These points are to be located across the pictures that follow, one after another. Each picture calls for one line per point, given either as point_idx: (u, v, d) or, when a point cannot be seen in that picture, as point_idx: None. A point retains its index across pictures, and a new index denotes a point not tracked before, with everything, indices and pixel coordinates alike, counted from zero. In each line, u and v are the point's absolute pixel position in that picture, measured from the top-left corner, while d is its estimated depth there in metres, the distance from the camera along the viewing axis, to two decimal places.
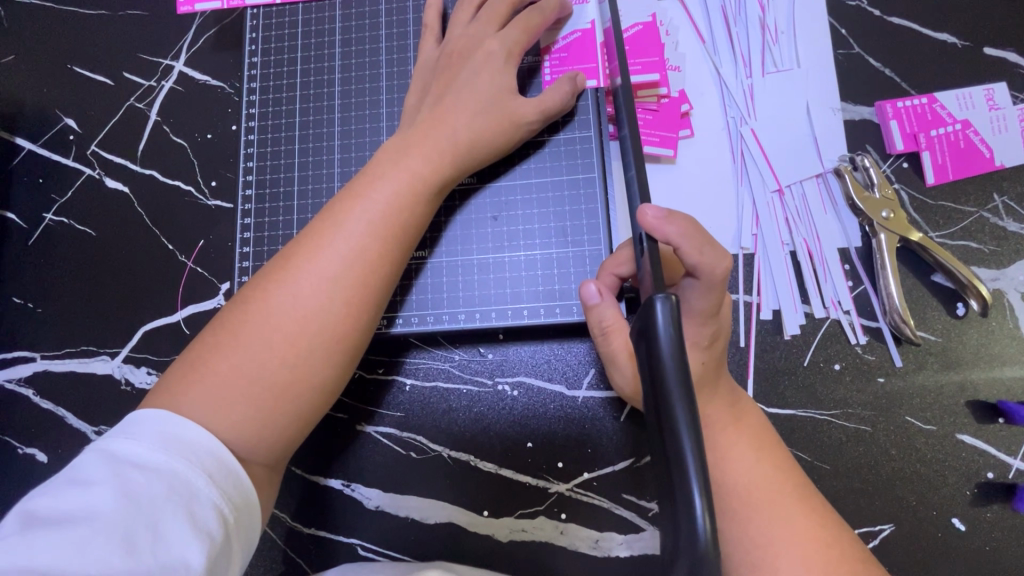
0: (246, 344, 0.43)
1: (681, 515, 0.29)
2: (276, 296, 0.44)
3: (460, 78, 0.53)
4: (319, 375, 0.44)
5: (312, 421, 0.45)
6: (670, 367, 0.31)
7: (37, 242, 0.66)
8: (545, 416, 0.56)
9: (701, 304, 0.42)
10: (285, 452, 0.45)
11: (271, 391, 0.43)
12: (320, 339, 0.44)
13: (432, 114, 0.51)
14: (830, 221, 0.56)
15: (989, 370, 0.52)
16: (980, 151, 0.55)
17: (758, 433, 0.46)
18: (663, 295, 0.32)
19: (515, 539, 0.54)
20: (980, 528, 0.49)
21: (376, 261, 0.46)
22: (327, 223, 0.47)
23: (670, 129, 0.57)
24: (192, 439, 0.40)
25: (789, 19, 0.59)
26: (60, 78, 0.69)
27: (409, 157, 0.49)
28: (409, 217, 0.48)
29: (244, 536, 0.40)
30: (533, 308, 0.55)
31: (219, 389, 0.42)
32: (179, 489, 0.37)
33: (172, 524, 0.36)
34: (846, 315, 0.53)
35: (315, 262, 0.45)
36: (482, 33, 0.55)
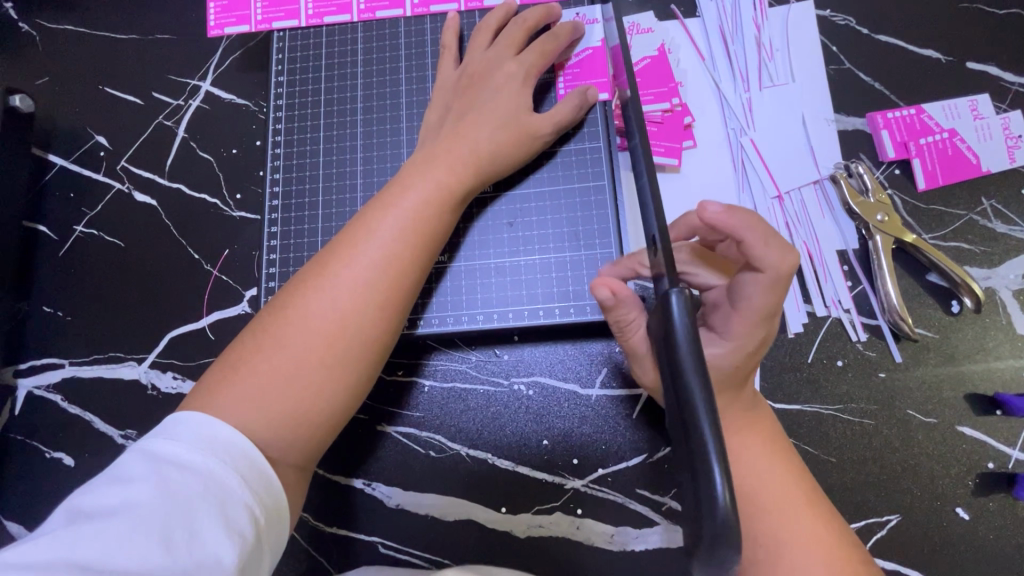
0: (283, 345, 0.45)
1: (700, 485, 0.29)
2: (313, 299, 0.47)
3: (478, 96, 0.57)
4: (351, 375, 0.47)
5: (344, 419, 0.48)
6: (687, 354, 0.33)
7: (68, 253, 0.69)
8: (560, 414, 0.58)
9: (756, 300, 0.40)
10: (315, 449, 0.47)
11: (308, 391, 0.45)
12: (353, 340, 0.47)
13: (455, 128, 0.55)
14: (828, 224, 0.59)
15: (986, 364, 0.54)
16: (967, 157, 0.58)
17: (769, 437, 0.47)
18: (679, 288, 0.34)
19: (533, 534, 0.56)
20: (984, 516, 0.51)
21: (406, 266, 0.49)
22: (359, 231, 0.49)
23: (675, 140, 0.60)
24: (227, 439, 0.41)
25: (783, 37, 0.63)
26: (93, 98, 0.73)
27: (434, 169, 0.52)
28: (436, 225, 0.51)
29: (273, 537, 0.42)
30: (548, 309, 0.57)
31: (258, 388, 0.44)
32: (214, 488, 0.39)
33: (207, 522, 0.38)
34: (847, 312, 0.56)
35: (350, 268, 0.48)
36: (499, 54, 0.59)
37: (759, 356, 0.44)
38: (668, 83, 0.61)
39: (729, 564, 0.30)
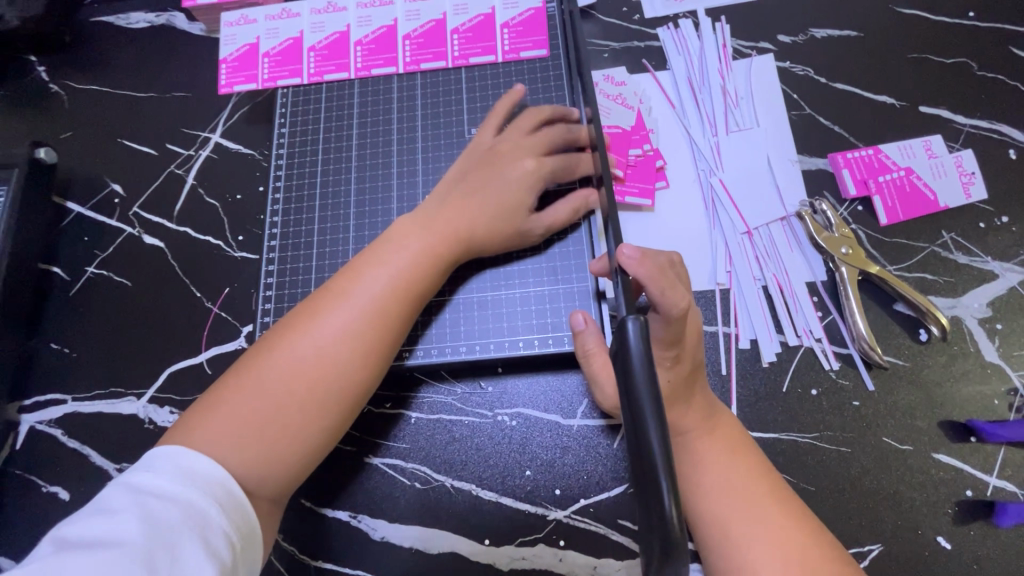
0: (262, 388, 0.48)
1: (651, 501, 0.32)
2: (298, 342, 0.49)
3: (493, 178, 0.60)
4: (324, 421, 0.49)
5: (313, 463, 0.50)
6: (641, 372, 0.35)
7: (79, 292, 0.73)
8: (542, 445, 0.59)
9: (662, 333, 0.45)
10: (288, 486, 0.49)
11: (282, 434, 0.47)
12: (330, 389, 0.49)
13: (458, 199, 0.59)
14: (796, 258, 0.61)
15: (959, 392, 0.55)
16: (925, 194, 0.61)
17: (734, 440, 0.51)
18: (636, 317, 0.38)
19: (516, 567, 0.56)
20: (966, 546, 0.51)
21: (391, 318, 0.52)
22: (352, 281, 0.53)
23: (647, 181, 0.65)
24: (207, 471, 0.43)
25: (746, 87, 0.68)
26: (112, 150, 0.79)
27: (431, 236, 0.56)
28: (423, 281, 0.55)
29: (248, 566, 0.43)
30: (528, 340, 0.60)
31: (236, 426, 0.46)
32: (195, 516, 0.41)
33: (188, 548, 0.39)
34: (818, 342, 0.58)
35: (337, 315, 0.51)
36: (524, 145, 0.62)
37: (684, 365, 0.48)
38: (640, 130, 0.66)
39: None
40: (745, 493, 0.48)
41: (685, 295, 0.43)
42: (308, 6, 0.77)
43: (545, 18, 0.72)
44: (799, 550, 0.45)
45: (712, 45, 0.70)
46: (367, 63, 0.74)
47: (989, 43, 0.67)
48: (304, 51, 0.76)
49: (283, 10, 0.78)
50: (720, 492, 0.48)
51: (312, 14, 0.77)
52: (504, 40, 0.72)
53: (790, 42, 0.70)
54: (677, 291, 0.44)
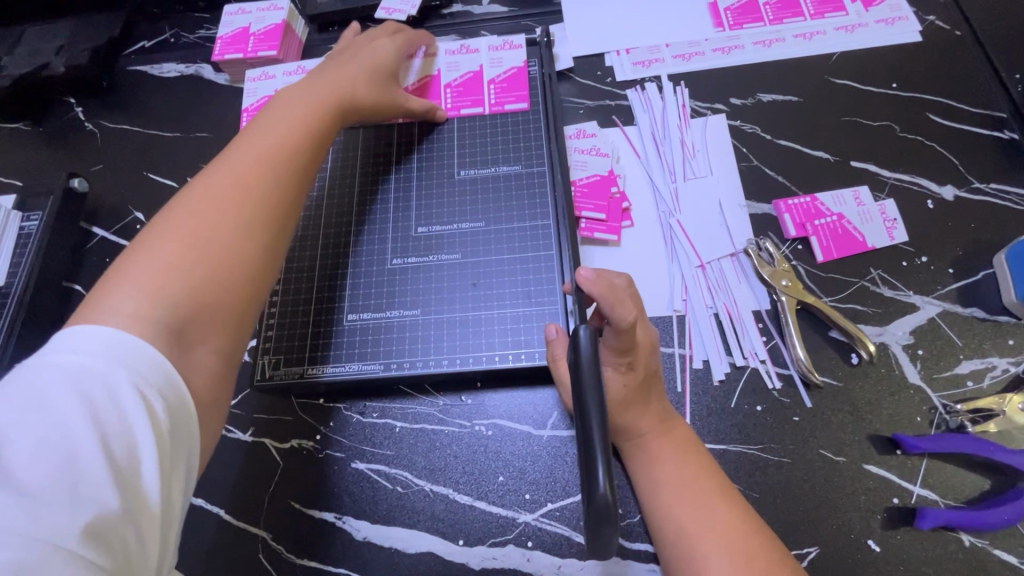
0: (185, 236, 0.52)
1: (588, 479, 0.38)
2: (207, 200, 0.55)
3: (352, 55, 0.75)
4: (262, 210, 0.57)
5: (269, 259, 0.57)
6: (588, 371, 0.43)
7: None
8: (515, 453, 0.65)
9: (614, 342, 0.53)
10: (239, 301, 0.53)
11: (217, 268, 0.52)
12: (256, 184, 0.57)
13: (315, 94, 0.68)
14: (744, 289, 0.69)
15: (886, 410, 0.61)
16: (855, 236, 0.70)
17: (686, 443, 0.57)
18: (586, 326, 0.46)
19: (487, 566, 0.60)
20: (894, 548, 0.56)
21: (294, 133, 0.63)
22: (236, 152, 0.60)
23: (615, 219, 0.73)
24: (146, 355, 0.44)
25: (702, 141, 0.78)
26: (138, 182, 0.88)
27: (320, 92, 0.69)
28: (317, 113, 0.66)
29: (187, 428, 0.45)
30: (504, 355, 0.66)
31: (165, 272, 0.50)
32: (112, 389, 0.41)
33: (116, 415, 0.41)
34: (763, 363, 0.65)
35: (237, 169, 0.58)
36: (376, 35, 0.80)
37: (639, 370, 0.56)
38: (608, 176, 0.76)
39: (610, 540, 0.37)
40: (695, 489, 0.54)
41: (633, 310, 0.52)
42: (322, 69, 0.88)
43: (527, 75, 0.82)
44: (742, 540, 0.51)
45: (673, 105, 0.81)
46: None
47: (910, 109, 0.78)
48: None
49: (299, 67, 0.89)
50: (671, 489, 0.54)
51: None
52: (490, 94, 0.81)
53: (740, 104, 0.81)
54: (626, 306, 0.52)
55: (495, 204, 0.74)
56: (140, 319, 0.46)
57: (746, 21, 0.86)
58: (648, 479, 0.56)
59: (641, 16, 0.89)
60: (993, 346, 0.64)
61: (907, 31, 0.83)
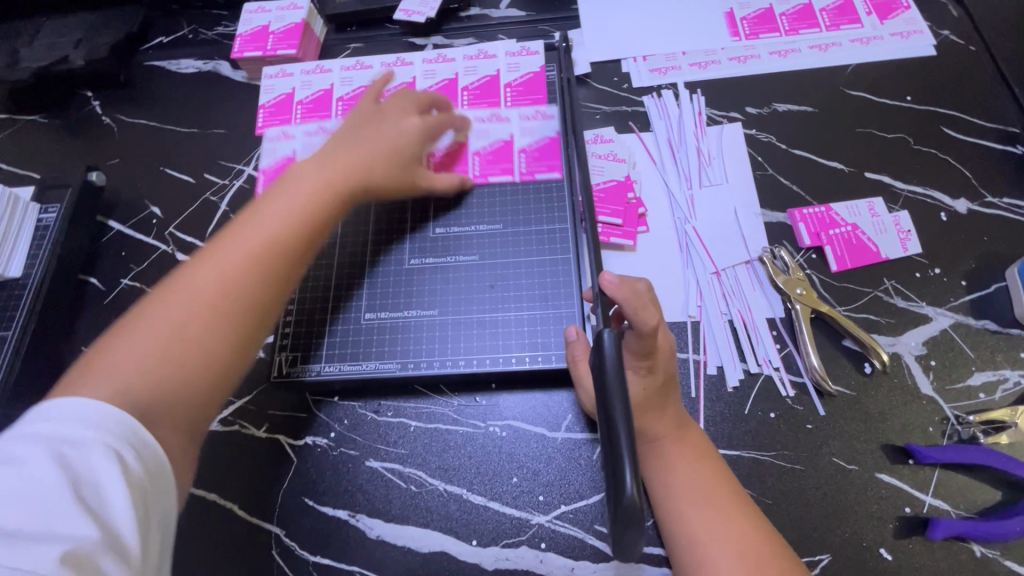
0: (156, 327, 0.49)
1: (614, 484, 0.38)
2: (191, 284, 0.52)
3: (378, 129, 0.70)
4: (239, 311, 0.52)
5: (238, 363, 0.52)
6: (613, 376, 0.43)
7: (112, 301, 0.80)
8: (529, 454, 0.65)
9: (636, 346, 0.54)
10: (200, 406, 0.50)
11: (179, 366, 0.49)
12: (235, 279, 0.53)
13: (338, 161, 0.64)
14: (759, 296, 0.70)
15: (899, 420, 0.62)
16: (869, 247, 0.70)
17: (700, 449, 0.57)
18: (611, 330, 0.46)
19: (500, 566, 0.61)
20: (906, 557, 0.57)
21: (300, 220, 0.58)
22: (237, 231, 0.56)
23: (631, 225, 0.74)
24: (112, 413, 0.43)
25: (717, 148, 0.79)
26: (154, 177, 0.88)
27: (341, 164, 0.64)
28: (331, 198, 0.61)
29: (168, 499, 0.44)
30: (521, 357, 0.67)
31: (131, 364, 0.47)
32: (100, 452, 0.41)
33: (102, 478, 0.40)
34: (777, 370, 0.65)
35: (229, 253, 0.54)
36: (404, 106, 0.73)
37: (659, 373, 0.56)
38: (624, 182, 0.76)
39: (635, 544, 0.37)
40: (707, 496, 0.54)
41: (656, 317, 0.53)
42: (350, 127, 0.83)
43: (544, 80, 0.82)
44: (754, 548, 0.51)
45: (689, 112, 0.82)
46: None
47: (924, 122, 0.79)
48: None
49: (319, 127, 0.83)
50: (684, 495, 0.55)
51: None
52: (520, 163, 0.77)
53: (755, 113, 0.81)
54: (648, 312, 0.53)
55: (507, 207, 0.75)
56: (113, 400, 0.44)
57: (762, 31, 0.87)
58: (660, 484, 0.56)
59: (658, 24, 0.90)
60: (1005, 359, 0.64)
61: (922, 45, 0.84)
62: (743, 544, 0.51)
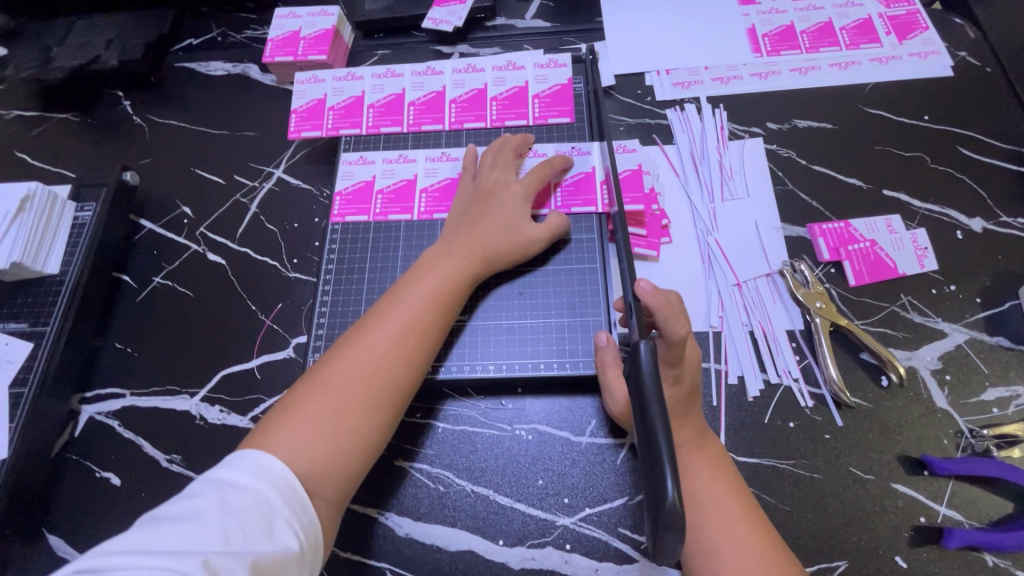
0: (318, 409, 0.54)
1: (655, 489, 0.40)
2: (347, 369, 0.57)
3: (493, 206, 0.71)
4: (384, 400, 0.57)
5: (377, 448, 0.56)
6: (651, 386, 0.45)
7: (144, 299, 0.82)
8: (554, 457, 0.67)
9: (666, 353, 0.55)
10: (345, 489, 0.54)
11: (333, 463, 0.53)
12: (383, 382, 0.57)
13: (465, 237, 0.68)
14: (779, 308, 0.72)
15: (914, 432, 0.64)
16: (886, 263, 0.72)
17: (717, 459, 0.59)
18: (648, 342, 0.47)
19: (526, 566, 0.63)
20: (920, 565, 0.59)
21: (434, 308, 0.62)
22: (382, 316, 0.61)
23: (655, 236, 0.76)
24: (279, 470, 0.49)
25: (739, 163, 0.81)
26: (185, 177, 0.90)
27: (469, 242, 0.68)
28: (458, 285, 0.65)
29: (311, 558, 0.49)
30: (548, 363, 0.69)
31: (300, 443, 0.52)
32: (263, 503, 0.47)
33: (260, 528, 0.45)
34: (796, 381, 0.67)
35: (379, 340, 0.59)
36: (509, 175, 0.74)
37: (685, 382, 0.58)
38: (638, 170, 0.78)
39: (673, 546, 0.39)
40: (725, 506, 0.55)
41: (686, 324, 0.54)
42: (380, 155, 0.84)
43: (571, 92, 0.84)
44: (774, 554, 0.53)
45: (711, 126, 0.84)
46: (431, 208, 0.80)
47: (941, 142, 0.81)
48: (374, 194, 0.82)
49: (360, 157, 0.84)
50: (702, 504, 0.55)
51: (384, 163, 0.83)
52: (558, 199, 0.76)
53: (776, 129, 0.83)
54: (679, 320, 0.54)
55: (572, 217, 0.76)
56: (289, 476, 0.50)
57: (783, 48, 0.89)
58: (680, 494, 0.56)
59: (682, 38, 0.91)
60: (1018, 375, 0.66)
61: (939, 66, 0.86)
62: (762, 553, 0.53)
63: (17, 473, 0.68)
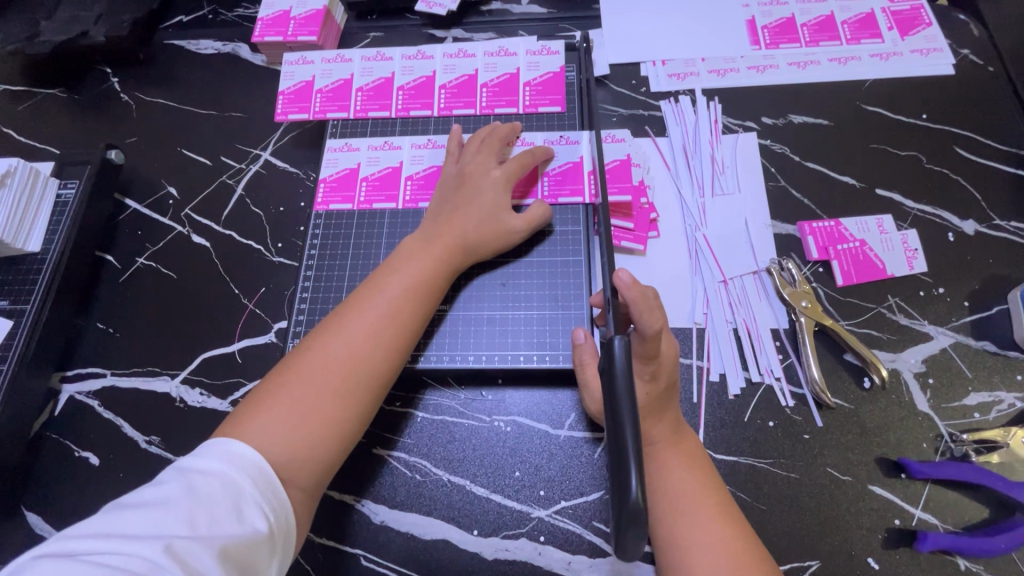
0: (295, 397, 0.54)
1: (619, 486, 0.39)
2: (325, 357, 0.56)
3: (473, 193, 0.70)
4: (363, 388, 0.56)
5: (355, 436, 0.56)
6: (623, 382, 0.44)
7: (128, 279, 0.81)
8: (532, 449, 0.67)
9: (642, 349, 0.54)
10: (322, 476, 0.53)
11: (312, 449, 0.52)
12: (361, 370, 0.56)
13: (447, 226, 0.67)
14: (764, 306, 0.71)
15: (894, 435, 0.64)
16: (875, 263, 0.71)
17: (693, 455, 0.59)
18: (622, 337, 0.47)
19: (499, 557, 0.63)
20: (892, 567, 0.59)
21: (415, 296, 0.62)
22: (359, 304, 0.60)
23: (642, 229, 0.75)
24: (249, 456, 0.49)
25: (731, 157, 0.79)
26: (171, 157, 0.89)
27: (450, 231, 0.67)
28: (439, 274, 0.64)
29: (284, 541, 0.48)
30: (529, 355, 0.68)
31: (276, 430, 0.51)
32: (232, 489, 0.46)
33: (227, 513, 0.45)
34: (778, 381, 0.67)
35: (358, 327, 0.58)
36: (490, 162, 0.72)
37: (662, 381, 0.57)
38: (627, 160, 0.76)
39: (636, 544, 0.39)
40: (698, 502, 0.55)
41: (662, 319, 0.52)
42: (365, 143, 0.83)
43: (563, 81, 0.82)
44: (745, 551, 0.53)
45: (705, 120, 0.82)
46: (415, 197, 0.79)
47: (938, 141, 0.80)
48: (358, 181, 0.81)
49: (345, 144, 0.83)
50: (676, 500, 0.55)
51: (369, 150, 0.82)
52: (544, 188, 0.75)
53: (771, 123, 0.82)
54: (654, 314, 0.52)
55: (558, 208, 0.75)
56: (262, 461, 0.49)
57: (782, 41, 0.87)
58: (654, 490, 0.56)
59: (679, 28, 0.90)
60: (1002, 380, 0.66)
61: (941, 63, 0.84)
62: (733, 550, 0.52)
63: None
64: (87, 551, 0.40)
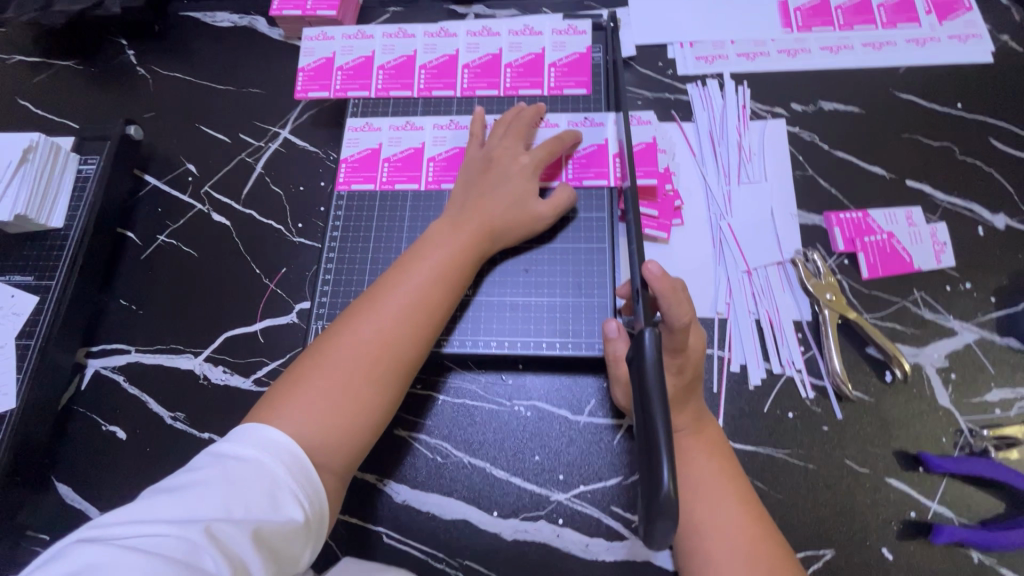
0: (327, 381, 0.54)
1: (650, 477, 0.40)
2: (355, 341, 0.56)
3: (500, 178, 0.69)
4: (393, 373, 0.57)
5: (385, 419, 0.57)
6: (653, 373, 0.44)
7: (149, 256, 0.82)
8: (552, 435, 0.68)
9: (670, 341, 0.55)
10: (353, 458, 0.54)
11: (347, 434, 0.53)
12: (391, 356, 0.57)
13: (473, 211, 0.67)
14: (787, 297, 0.71)
15: (914, 429, 0.64)
16: (902, 256, 0.71)
17: (715, 445, 0.59)
18: (651, 330, 0.47)
19: (518, 538, 0.64)
20: (905, 557, 0.60)
21: (442, 281, 0.62)
22: (388, 288, 0.60)
23: (667, 217, 0.74)
24: (279, 441, 0.49)
25: (759, 145, 0.78)
26: (189, 134, 0.88)
27: (477, 216, 0.66)
28: (466, 260, 0.64)
29: (318, 525, 0.49)
30: (551, 342, 0.69)
31: (309, 413, 0.52)
32: (265, 475, 0.47)
33: (261, 500, 0.46)
34: (799, 372, 0.67)
35: (387, 313, 0.58)
36: (517, 147, 0.71)
37: (688, 373, 0.57)
38: (653, 144, 0.75)
39: (665, 533, 0.39)
40: (719, 492, 0.56)
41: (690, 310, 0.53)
42: (387, 121, 0.82)
43: (589, 62, 0.80)
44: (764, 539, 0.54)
45: (733, 105, 0.80)
46: (438, 178, 0.78)
47: (972, 132, 0.78)
48: (380, 162, 0.80)
49: (366, 124, 0.82)
50: (697, 489, 0.56)
51: (390, 131, 0.81)
52: (568, 171, 0.74)
53: (801, 110, 0.80)
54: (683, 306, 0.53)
55: (583, 190, 0.74)
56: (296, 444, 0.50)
57: (815, 23, 0.84)
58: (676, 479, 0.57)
59: (708, 8, 0.87)
60: None
61: (979, 50, 0.82)
62: (752, 539, 0.53)
63: (25, 423, 0.69)
64: (128, 534, 0.42)
